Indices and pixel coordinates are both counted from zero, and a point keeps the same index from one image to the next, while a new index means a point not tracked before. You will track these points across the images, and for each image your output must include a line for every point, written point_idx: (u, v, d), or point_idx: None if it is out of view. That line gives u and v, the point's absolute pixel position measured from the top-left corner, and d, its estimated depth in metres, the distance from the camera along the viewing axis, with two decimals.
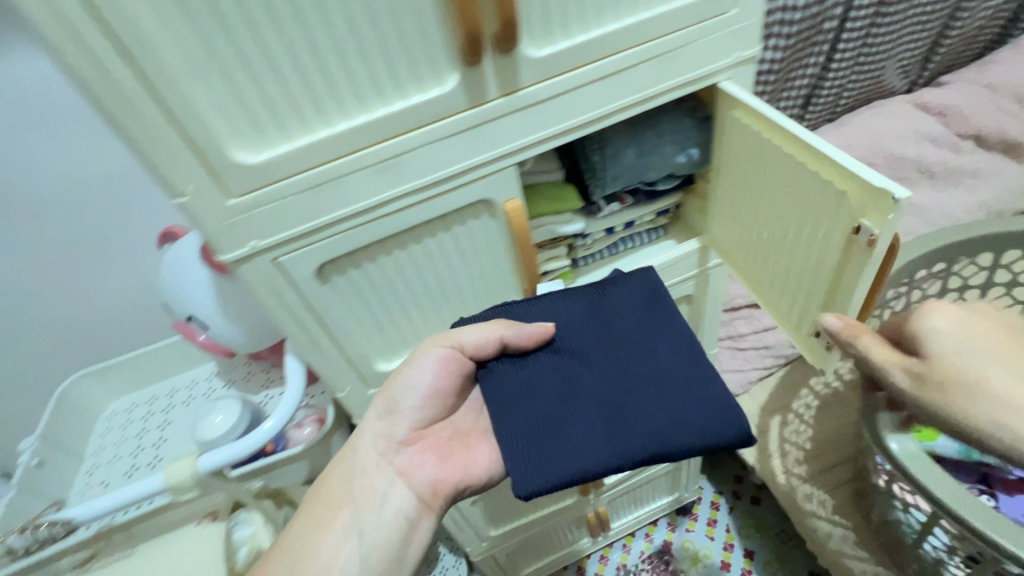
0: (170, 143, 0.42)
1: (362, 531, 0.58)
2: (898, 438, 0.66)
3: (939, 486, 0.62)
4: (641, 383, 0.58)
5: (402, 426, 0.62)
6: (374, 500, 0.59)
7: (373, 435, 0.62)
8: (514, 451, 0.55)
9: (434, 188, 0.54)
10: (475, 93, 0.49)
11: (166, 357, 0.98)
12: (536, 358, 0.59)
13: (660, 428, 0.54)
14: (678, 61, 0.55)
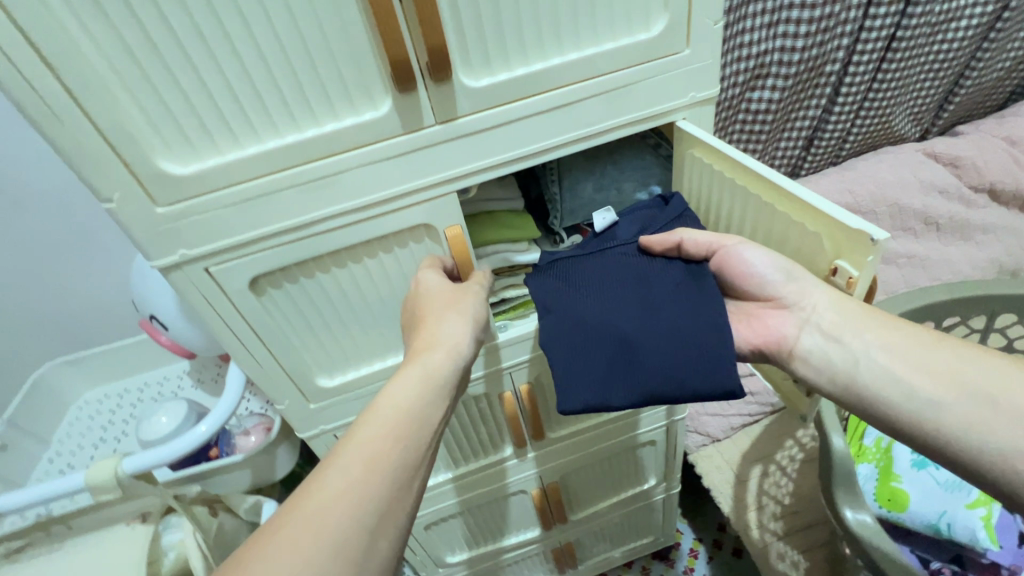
0: (96, 150, 0.43)
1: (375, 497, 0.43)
2: (855, 510, 0.64)
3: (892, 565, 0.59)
4: (675, 320, 0.53)
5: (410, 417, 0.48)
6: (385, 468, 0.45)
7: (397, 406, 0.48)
8: (560, 370, 0.55)
9: (370, 209, 0.53)
10: (410, 119, 0.49)
11: (139, 352, 1.00)
12: (579, 298, 0.57)
13: (680, 362, 0.52)
14: (628, 98, 0.54)
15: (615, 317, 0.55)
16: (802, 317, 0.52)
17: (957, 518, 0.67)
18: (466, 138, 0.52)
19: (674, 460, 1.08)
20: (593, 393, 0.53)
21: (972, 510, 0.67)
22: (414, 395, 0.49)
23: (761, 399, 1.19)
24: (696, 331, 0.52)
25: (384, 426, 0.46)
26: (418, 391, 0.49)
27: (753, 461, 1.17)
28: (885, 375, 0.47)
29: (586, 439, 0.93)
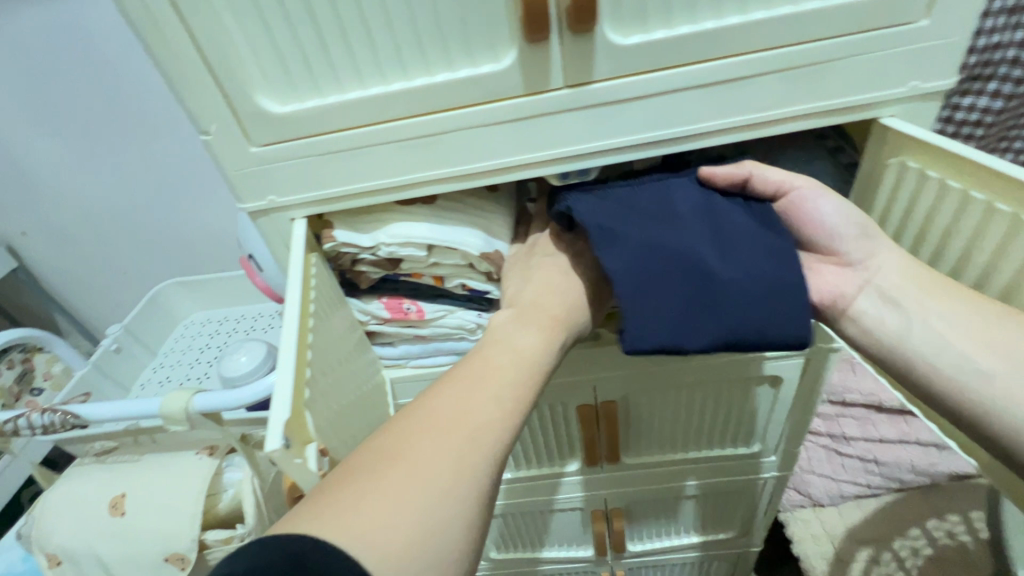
0: (197, 77, 0.40)
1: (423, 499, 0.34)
2: None
3: None
4: (758, 257, 0.42)
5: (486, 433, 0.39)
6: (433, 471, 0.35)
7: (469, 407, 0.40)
8: (629, 302, 0.42)
9: (470, 179, 0.46)
10: (534, 78, 0.41)
11: (241, 287, 1.04)
12: (631, 217, 0.44)
13: (768, 302, 0.41)
14: (819, 79, 0.41)
15: (688, 240, 0.43)
16: (864, 278, 0.45)
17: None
18: (596, 109, 0.42)
19: (761, 516, 0.94)
20: (669, 333, 0.42)
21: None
22: (487, 404, 0.40)
23: (888, 473, 0.98)
24: (768, 263, 0.42)
25: (456, 434, 0.38)
26: (489, 403, 0.41)
27: (862, 541, 0.97)
28: (926, 337, 0.41)
29: (663, 473, 0.83)
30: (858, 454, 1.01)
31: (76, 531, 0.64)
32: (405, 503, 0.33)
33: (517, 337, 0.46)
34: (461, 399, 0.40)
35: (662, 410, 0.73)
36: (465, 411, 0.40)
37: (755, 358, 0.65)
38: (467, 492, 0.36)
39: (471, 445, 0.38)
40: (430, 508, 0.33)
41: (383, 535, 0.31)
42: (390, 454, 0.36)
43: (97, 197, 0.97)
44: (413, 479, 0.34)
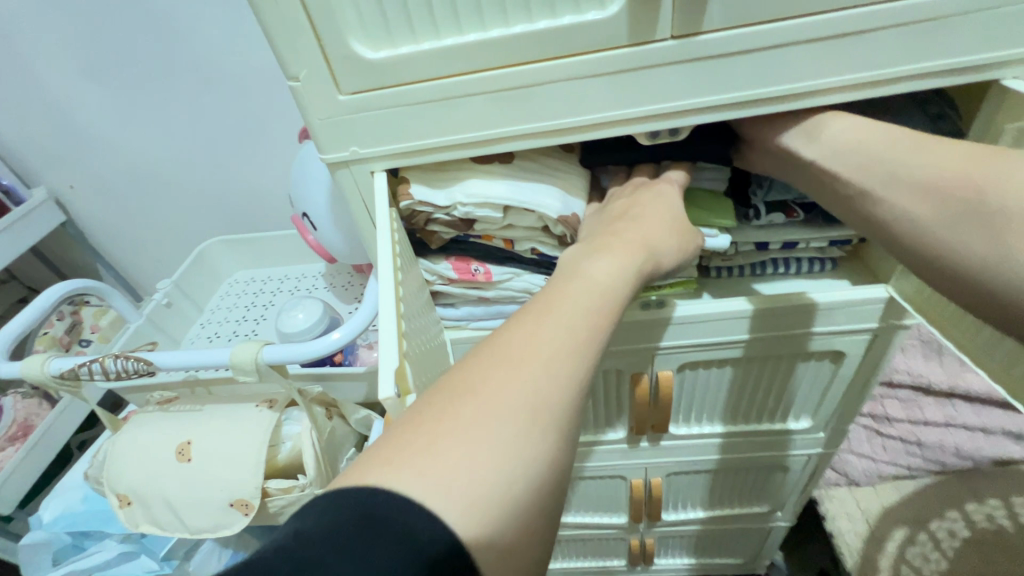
0: (293, 19, 0.39)
1: (491, 434, 0.31)
2: None
3: None
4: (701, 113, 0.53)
5: (559, 363, 0.35)
6: (499, 405, 0.32)
7: (537, 335, 0.36)
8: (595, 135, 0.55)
9: (558, 136, 0.45)
10: (641, 27, 0.39)
11: (285, 247, 1.05)
12: None
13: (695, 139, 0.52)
14: (944, 36, 0.39)
15: None
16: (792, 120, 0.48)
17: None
18: (700, 63, 0.40)
19: (799, 492, 0.95)
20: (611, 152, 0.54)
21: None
22: (563, 346, 0.36)
23: (928, 455, 0.98)
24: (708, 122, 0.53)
25: (531, 378, 0.33)
26: (566, 345, 0.36)
27: (897, 522, 0.97)
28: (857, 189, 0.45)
29: (707, 445, 0.83)
30: (899, 436, 1.00)
31: (144, 474, 0.66)
32: (481, 454, 0.30)
33: (598, 268, 0.42)
34: (533, 337, 0.36)
35: (714, 383, 0.73)
36: (536, 340, 0.36)
37: (820, 334, 0.64)
38: (548, 441, 0.32)
39: (547, 389, 0.34)
40: (511, 460, 0.30)
41: (462, 491, 0.28)
42: (461, 401, 0.32)
43: (146, 151, 0.97)
44: (486, 415, 0.31)
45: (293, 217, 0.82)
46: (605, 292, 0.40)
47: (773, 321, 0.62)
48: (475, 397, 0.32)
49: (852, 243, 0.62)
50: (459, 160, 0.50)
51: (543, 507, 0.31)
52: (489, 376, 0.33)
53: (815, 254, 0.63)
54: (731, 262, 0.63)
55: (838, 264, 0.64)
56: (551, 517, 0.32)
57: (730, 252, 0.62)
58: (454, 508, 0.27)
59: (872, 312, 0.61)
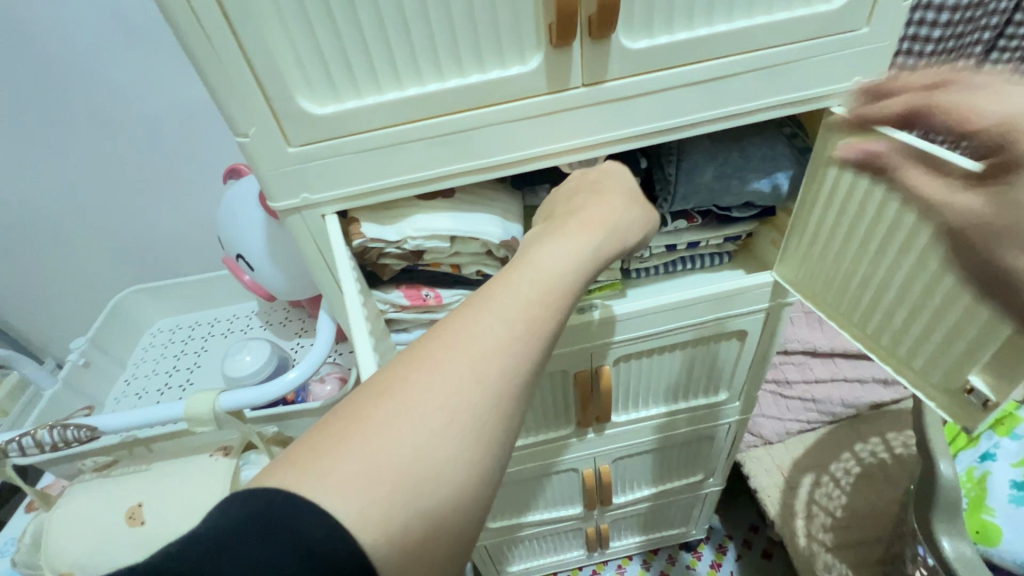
0: (242, 83, 0.41)
1: (411, 435, 0.31)
2: (952, 538, 0.59)
3: None
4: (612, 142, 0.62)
5: (486, 360, 0.35)
6: (423, 405, 0.32)
7: (474, 330, 0.36)
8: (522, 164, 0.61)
9: (493, 170, 0.51)
10: (557, 79, 0.46)
11: (212, 290, 1.01)
12: None
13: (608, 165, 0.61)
14: (785, 77, 0.50)
15: None
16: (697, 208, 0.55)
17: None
18: (608, 105, 0.48)
19: (725, 458, 1.07)
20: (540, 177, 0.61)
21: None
22: (497, 341, 0.36)
23: (823, 408, 1.15)
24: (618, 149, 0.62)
25: (462, 376, 0.34)
26: (503, 341, 0.36)
27: (805, 469, 1.13)
28: None
29: (645, 428, 0.92)
30: (798, 395, 1.17)
31: (90, 545, 0.62)
32: (402, 453, 0.30)
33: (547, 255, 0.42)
34: (471, 332, 0.36)
35: (646, 372, 0.82)
36: (472, 335, 0.36)
37: (725, 318, 0.75)
38: (472, 442, 0.33)
39: (476, 388, 0.34)
40: (428, 461, 0.31)
41: (375, 490, 0.29)
42: (395, 399, 0.32)
43: (45, 199, 0.91)
44: (409, 414, 0.32)
45: (225, 260, 0.81)
46: (544, 282, 0.40)
47: (689, 311, 0.72)
48: (403, 397, 0.32)
49: (740, 239, 0.74)
50: (405, 197, 0.54)
51: (460, 506, 0.32)
52: (420, 374, 0.34)
53: (713, 250, 0.74)
54: (647, 264, 0.73)
55: (733, 257, 0.76)
56: (469, 513, 0.32)
57: (645, 255, 0.71)
58: (359, 510, 0.28)
59: (764, 296, 0.73)
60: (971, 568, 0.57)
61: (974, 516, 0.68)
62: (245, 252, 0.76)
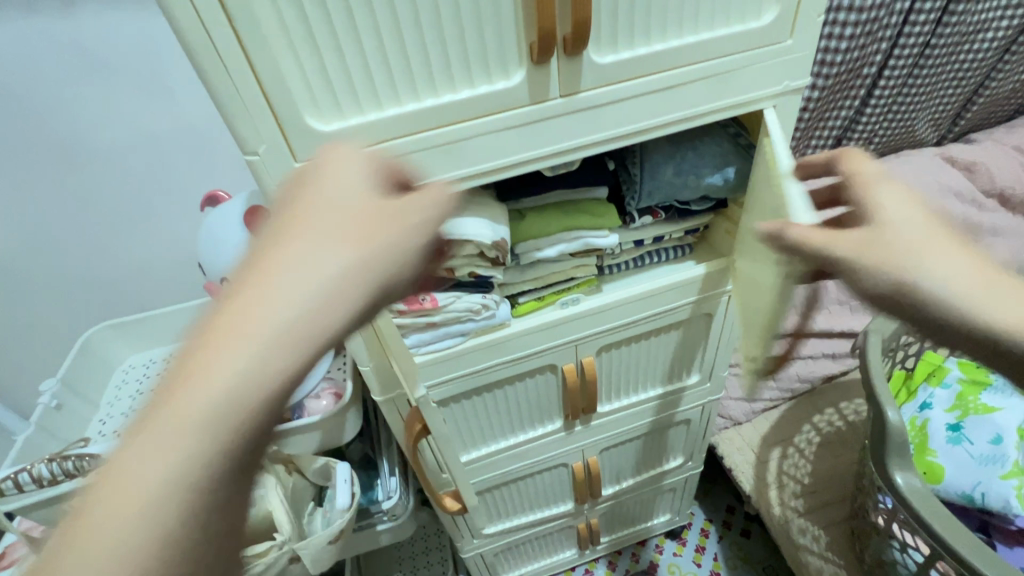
0: (253, 105, 0.45)
1: (175, 444, 0.28)
2: (904, 475, 0.68)
3: (942, 524, 0.63)
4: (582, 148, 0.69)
5: (278, 339, 0.30)
6: (187, 405, 0.29)
7: (248, 304, 0.30)
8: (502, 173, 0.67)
9: (483, 176, 0.56)
10: (538, 91, 0.52)
11: (189, 321, 1.00)
12: None
13: (581, 170, 0.68)
14: (729, 84, 0.58)
15: None
16: None
17: (990, 489, 0.72)
18: (582, 113, 0.55)
19: (701, 440, 1.15)
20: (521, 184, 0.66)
21: (1007, 483, 0.72)
22: (275, 327, 0.30)
23: (783, 385, 1.25)
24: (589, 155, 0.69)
25: (220, 383, 0.29)
26: (297, 327, 0.30)
27: (773, 444, 1.22)
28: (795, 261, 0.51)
29: (629, 416, 0.98)
30: (759, 375, 1.26)
31: None
32: (156, 476, 0.28)
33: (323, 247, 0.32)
34: (257, 307, 0.30)
35: (626, 362, 0.89)
36: (258, 311, 0.30)
37: (694, 304, 0.82)
38: (237, 441, 0.30)
39: (250, 389, 0.29)
40: (188, 478, 0.28)
41: (133, 513, 0.27)
42: (172, 411, 0.29)
43: (7, 239, 0.89)
44: (179, 422, 0.28)
45: (208, 286, 0.81)
46: (322, 230, 0.33)
47: (662, 300, 0.79)
48: (176, 397, 0.29)
49: (700, 231, 0.82)
50: None
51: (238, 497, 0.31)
52: (197, 366, 0.29)
53: (676, 244, 0.81)
54: (619, 259, 0.79)
55: (694, 249, 0.84)
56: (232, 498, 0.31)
57: (617, 251, 0.78)
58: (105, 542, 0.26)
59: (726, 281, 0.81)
60: (923, 499, 0.66)
61: (922, 458, 0.78)
62: (229, 277, 0.77)
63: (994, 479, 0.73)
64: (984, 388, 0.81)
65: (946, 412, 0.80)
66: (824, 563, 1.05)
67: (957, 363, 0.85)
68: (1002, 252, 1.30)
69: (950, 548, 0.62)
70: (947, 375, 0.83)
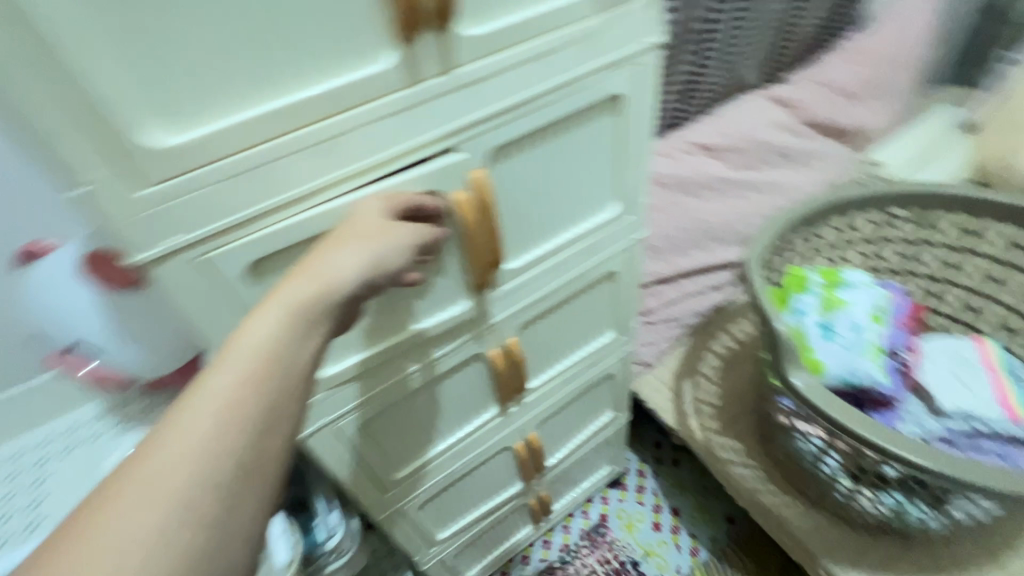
0: (70, 122, 0.37)
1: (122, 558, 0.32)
2: (800, 376, 0.77)
3: (834, 408, 0.73)
4: None
5: (211, 443, 0.37)
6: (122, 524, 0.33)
7: (184, 427, 0.37)
8: None
9: (373, 174, 0.51)
10: (414, 72, 0.48)
11: (38, 401, 0.83)
12: None
13: None
14: (597, 47, 0.59)
15: None
16: None
17: (860, 369, 0.86)
18: (462, 91, 0.52)
19: (625, 390, 1.22)
20: None
21: (870, 362, 0.86)
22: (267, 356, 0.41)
23: (682, 322, 1.37)
24: None
25: (222, 400, 0.38)
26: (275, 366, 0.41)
27: (683, 376, 1.34)
28: None
29: (558, 385, 1.00)
30: (661, 318, 1.35)
31: None
32: (139, 520, 0.33)
33: (336, 268, 0.46)
34: (180, 429, 0.36)
35: (547, 332, 0.89)
36: (182, 434, 0.36)
37: (598, 264, 0.85)
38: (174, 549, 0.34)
39: (247, 401, 0.39)
40: (200, 484, 0.35)
41: None
42: (91, 539, 0.32)
43: None
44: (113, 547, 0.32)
45: (54, 359, 0.71)
46: (256, 351, 0.41)
47: (569, 266, 0.81)
48: (103, 525, 0.33)
49: None
50: None
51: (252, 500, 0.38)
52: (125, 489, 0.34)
53: None
54: None
55: None
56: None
57: None
58: None
59: (623, 235, 0.84)
60: (818, 393, 0.75)
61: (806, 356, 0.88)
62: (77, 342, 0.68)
63: (861, 361, 0.87)
64: (839, 286, 0.95)
65: (818, 312, 0.92)
66: (745, 469, 1.17)
67: (816, 270, 0.98)
68: (823, 170, 1.53)
69: (845, 426, 0.72)
70: (811, 281, 0.96)
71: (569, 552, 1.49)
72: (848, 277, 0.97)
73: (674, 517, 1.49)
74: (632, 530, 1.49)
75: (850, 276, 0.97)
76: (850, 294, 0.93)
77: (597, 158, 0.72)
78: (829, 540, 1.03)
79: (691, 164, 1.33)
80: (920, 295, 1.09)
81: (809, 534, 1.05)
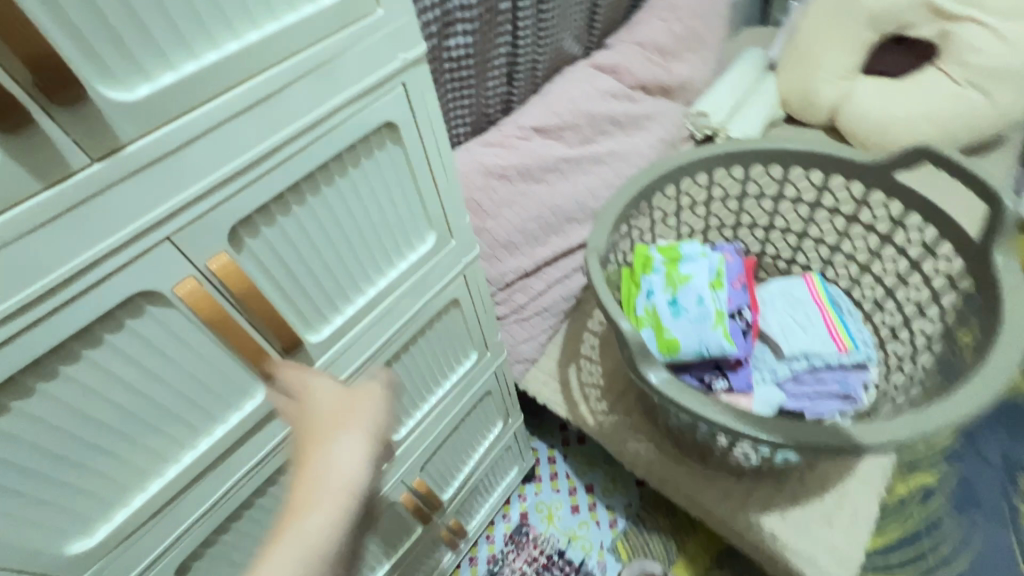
0: None
1: None
2: (656, 371, 0.75)
3: (688, 399, 0.73)
4: None
5: None
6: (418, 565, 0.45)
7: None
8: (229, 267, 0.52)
9: (37, 308, 0.38)
10: (45, 168, 0.34)
11: None
12: None
13: None
14: (337, 77, 0.48)
15: None
16: None
17: (709, 341, 0.88)
18: (137, 175, 0.38)
19: (510, 396, 1.17)
20: None
21: (717, 332, 0.88)
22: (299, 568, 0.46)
23: (554, 310, 1.34)
24: None
25: None
26: (336, 520, 0.49)
27: (567, 363, 1.33)
28: None
29: (429, 425, 0.92)
30: (534, 312, 1.32)
31: None
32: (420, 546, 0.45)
33: (337, 456, 0.52)
34: None
35: (398, 380, 0.80)
36: None
37: (434, 296, 0.76)
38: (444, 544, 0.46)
39: None
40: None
41: None
42: None
43: None
44: None
45: None
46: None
47: (397, 311, 0.71)
48: None
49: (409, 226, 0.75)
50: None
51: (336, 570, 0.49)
52: None
53: None
54: None
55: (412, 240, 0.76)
56: None
57: None
58: None
59: (452, 261, 0.76)
60: (673, 385, 0.74)
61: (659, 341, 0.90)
62: None
63: (710, 333, 0.88)
64: (681, 261, 0.95)
65: (664, 293, 0.92)
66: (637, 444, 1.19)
67: (658, 249, 0.98)
68: (658, 130, 1.56)
69: (699, 416, 0.72)
70: (653, 261, 0.96)
71: (496, 561, 1.46)
72: (688, 248, 0.98)
73: (589, 495, 1.52)
74: (553, 519, 1.50)
75: (688, 247, 0.98)
76: (690, 267, 0.94)
77: (392, 195, 0.62)
78: (717, 493, 1.08)
79: (529, 151, 1.28)
80: (755, 245, 1.15)
81: (700, 492, 1.09)
